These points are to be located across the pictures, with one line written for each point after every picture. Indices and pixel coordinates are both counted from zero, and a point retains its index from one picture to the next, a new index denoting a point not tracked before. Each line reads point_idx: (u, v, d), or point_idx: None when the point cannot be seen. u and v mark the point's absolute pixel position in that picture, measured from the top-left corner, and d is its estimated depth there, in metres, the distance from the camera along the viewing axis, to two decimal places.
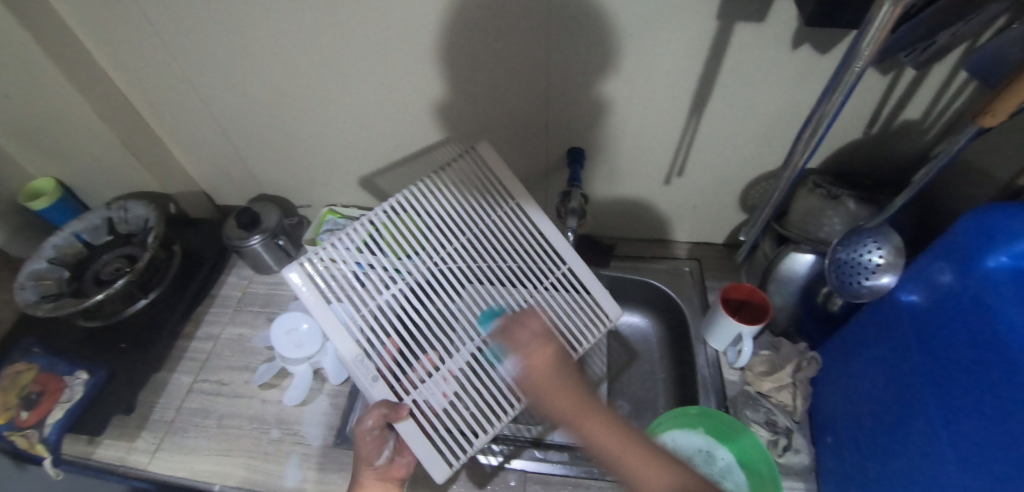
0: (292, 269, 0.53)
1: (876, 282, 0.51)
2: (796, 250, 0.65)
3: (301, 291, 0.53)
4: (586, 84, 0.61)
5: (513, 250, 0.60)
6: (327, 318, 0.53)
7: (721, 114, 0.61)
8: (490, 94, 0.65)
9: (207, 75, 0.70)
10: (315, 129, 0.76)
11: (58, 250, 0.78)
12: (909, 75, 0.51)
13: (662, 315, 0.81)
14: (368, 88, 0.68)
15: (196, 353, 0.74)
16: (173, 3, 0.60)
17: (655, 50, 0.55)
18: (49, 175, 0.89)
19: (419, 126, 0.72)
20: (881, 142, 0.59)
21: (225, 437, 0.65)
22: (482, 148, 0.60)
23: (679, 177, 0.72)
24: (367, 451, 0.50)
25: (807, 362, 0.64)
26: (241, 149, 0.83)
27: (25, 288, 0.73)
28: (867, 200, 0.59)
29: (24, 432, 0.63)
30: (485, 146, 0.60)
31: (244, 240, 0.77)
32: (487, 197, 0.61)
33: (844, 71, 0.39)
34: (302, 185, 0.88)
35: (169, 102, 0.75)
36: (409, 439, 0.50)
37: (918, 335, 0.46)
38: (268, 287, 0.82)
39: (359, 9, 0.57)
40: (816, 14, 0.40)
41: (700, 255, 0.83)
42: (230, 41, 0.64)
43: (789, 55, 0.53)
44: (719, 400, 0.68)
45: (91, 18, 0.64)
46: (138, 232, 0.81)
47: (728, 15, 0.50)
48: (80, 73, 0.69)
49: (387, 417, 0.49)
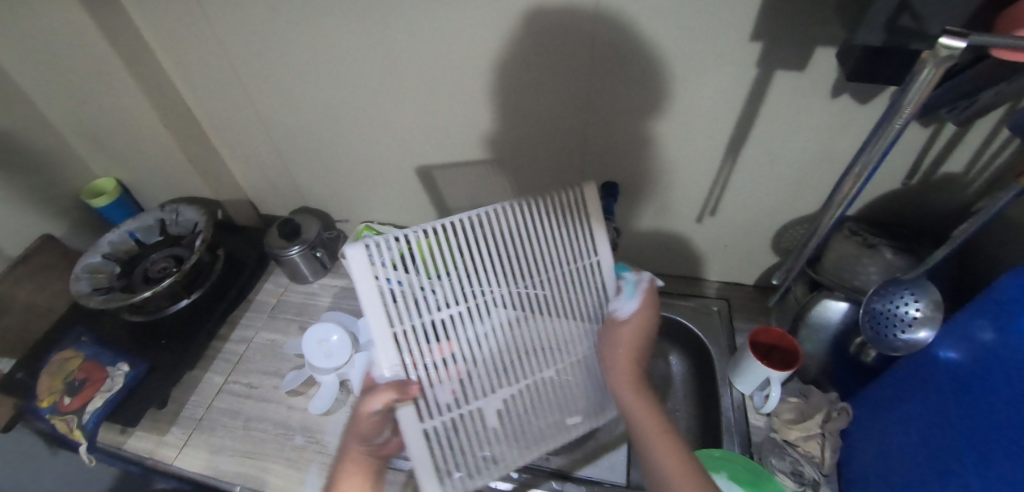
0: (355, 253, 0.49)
1: (913, 336, 0.50)
2: (829, 297, 0.64)
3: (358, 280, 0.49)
4: (626, 121, 0.63)
5: (574, 306, 0.60)
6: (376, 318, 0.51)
7: (757, 158, 0.63)
8: (532, 125, 0.68)
9: (267, 92, 0.75)
10: (362, 148, 0.80)
11: (113, 246, 0.83)
12: (951, 129, 0.51)
13: (689, 353, 0.81)
14: (416, 113, 0.71)
15: (229, 354, 0.77)
16: (247, 27, 0.65)
17: (694, 93, 0.57)
18: (112, 176, 0.96)
19: (461, 152, 0.76)
20: (921, 192, 0.59)
21: (250, 439, 0.67)
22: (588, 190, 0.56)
23: (711, 215, 0.73)
24: (366, 428, 0.52)
25: (838, 413, 0.62)
26: (290, 163, 0.87)
27: (81, 279, 0.77)
28: (905, 250, 0.58)
29: (65, 417, 0.66)
30: (591, 191, 0.56)
31: (284, 249, 0.80)
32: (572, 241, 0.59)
33: (885, 126, 0.41)
34: (342, 200, 0.92)
35: (229, 115, 0.81)
36: (410, 437, 0.52)
37: (956, 391, 0.45)
38: (302, 296, 0.85)
39: (416, 41, 0.61)
40: (857, 71, 0.42)
41: (729, 295, 0.83)
42: (293, 63, 0.69)
43: (828, 103, 0.54)
44: (744, 445, 0.66)
45: (171, 36, 0.70)
46: (187, 234, 0.85)
47: (769, 63, 0.52)
48: (154, 84, 0.75)
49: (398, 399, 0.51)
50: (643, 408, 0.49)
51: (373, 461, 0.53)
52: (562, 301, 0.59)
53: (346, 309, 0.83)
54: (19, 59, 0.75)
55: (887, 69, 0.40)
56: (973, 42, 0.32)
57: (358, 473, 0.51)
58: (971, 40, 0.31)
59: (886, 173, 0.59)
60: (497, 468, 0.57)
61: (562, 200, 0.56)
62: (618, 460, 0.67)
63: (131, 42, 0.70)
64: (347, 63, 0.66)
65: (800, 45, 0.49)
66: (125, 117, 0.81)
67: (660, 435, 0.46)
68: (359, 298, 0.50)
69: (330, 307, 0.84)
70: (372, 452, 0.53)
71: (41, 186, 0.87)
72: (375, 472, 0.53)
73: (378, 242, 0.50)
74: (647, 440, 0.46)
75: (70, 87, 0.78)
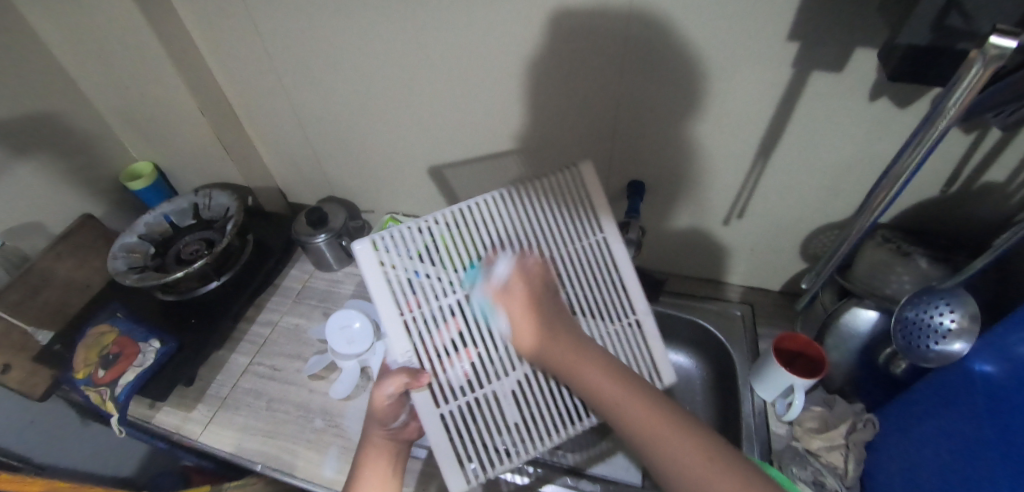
0: (362, 246, 0.53)
1: (946, 348, 0.49)
2: (859, 305, 0.63)
3: (366, 272, 0.53)
4: (656, 119, 0.63)
5: (586, 285, 0.60)
6: (384, 306, 0.53)
7: (788, 161, 0.62)
8: (561, 121, 0.69)
9: (301, 83, 0.76)
10: (390, 141, 0.81)
11: (148, 228, 0.86)
12: (995, 136, 0.50)
13: (709, 357, 0.80)
14: (445, 107, 0.72)
15: (255, 336, 0.79)
16: (285, 18, 0.67)
17: (726, 93, 0.57)
18: (150, 160, 0.99)
19: (488, 146, 0.76)
20: (960, 201, 0.58)
21: (272, 420, 0.68)
22: (585, 168, 0.57)
23: (738, 218, 0.72)
24: (384, 413, 0.55)
25: (864, 425, 0.61)
26: (319, 154, 0.89)
27: (117, 257, 0.80)
28: (941, 260, 0.57)
29: (98, 389, 0.67)
30: (588, 168, 0.57)
31: (311, 237, 0.82)
32: (577, 223, 0.59)
33: (928, 125, 0.39)
34: (369, 191, 0.94)
35: (263, 104, 0.83)
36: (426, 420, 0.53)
37: (993, 406, 0.44)
38: (326, 283, 0.87)
39: (449, 35, 0.62)
40: (899, 71, 0.41)
41: (752, 300, 0.82)
42: (328, 55, 0.70)
43: (866, 106, 0.53)
44: (764, 451, 0.65)
45: (212, 26, 0.72)
46: (219, 218, 0.88)
47: (806, 64, 0.51)
48: (194, 72, 0.78)
49: (408, 385, 0.53)
50: (609, 380, 0.48)
51: (394, 443, 0.56)
52: (569, 282, 0.59)
53: (368, 298, 0.85)
54: (70, 45, 0.79)
55: (933, 69, 0.39)
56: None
57: (380, 455, 0.55)
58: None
59: (923, 180, 0.57)
60: (519, 458, 0.54)
61: (557, 178, 0.58)
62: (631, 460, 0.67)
63: (174, 30, 0.72)
64: (381, 56, 0.68)
65: (840, 46, 0.49)
66: (166, 103, 0.84)
67: (655, 425, 0.42)
68: (368, 286, 0.53)
69: (353, 295, 0.85)
70: (392, 436, 0.56)
71: (85, 167, 0.91)
72: (396, 453, 0.56)
73: (381, 234, 0.54)
74: (648, 439, 0.42)
75: (115, 72, 0.81)
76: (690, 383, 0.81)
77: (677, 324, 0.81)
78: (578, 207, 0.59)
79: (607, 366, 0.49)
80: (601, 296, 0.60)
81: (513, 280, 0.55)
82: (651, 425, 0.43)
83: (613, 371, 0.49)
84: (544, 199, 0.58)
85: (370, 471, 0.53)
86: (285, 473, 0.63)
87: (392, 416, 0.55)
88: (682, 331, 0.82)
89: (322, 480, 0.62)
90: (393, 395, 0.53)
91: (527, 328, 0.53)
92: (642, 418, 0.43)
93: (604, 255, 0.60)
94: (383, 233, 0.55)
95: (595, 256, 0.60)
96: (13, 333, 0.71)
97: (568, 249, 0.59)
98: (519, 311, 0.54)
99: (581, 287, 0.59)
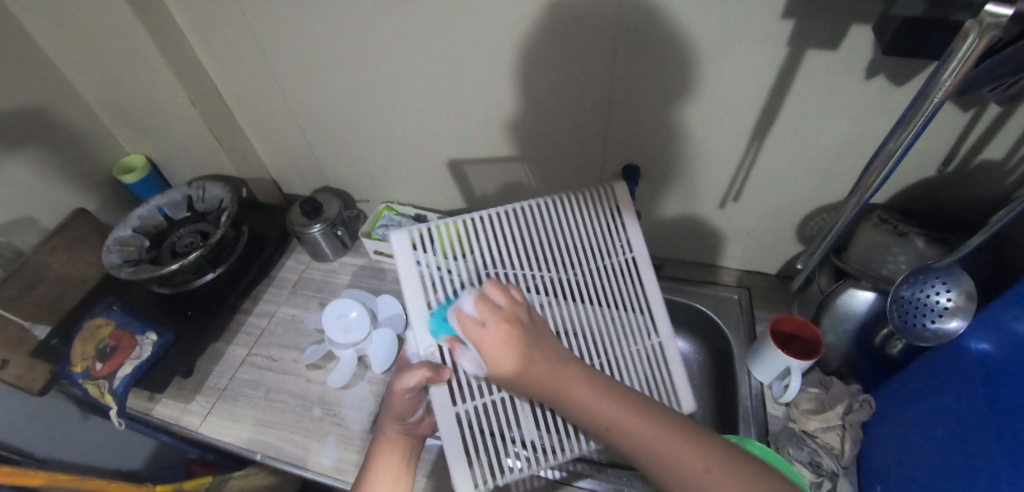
0: (400, 235, 0.55)
1: (942, 326, 0.49)
2: (855, 286, 0.63)
3: (400, 259, 0.55)
4: (650, 102, 0.62)
5: (612, 300, 0.59)
6: (413, 296, 0.54)
7: (784, 142, 0.61)
8: (555, 106, 0.68)
9: (290, 72, 0.75)
10: (382, 129, 0.81)
11: (141, 221, 0.85)
12: (993, 112, 0.49)
13: (707, 341, 0.80)
14: (437, 93, 0.71)
15: (252, 328, 0.79)
16: (272, 6, 0.65)
17: (721, 73, 0.56)
18: (141, 153, 0.98)
19: (482, 133, 0.76)
20: (958, 180, 0.57)
21: (271, 410, 0.69)
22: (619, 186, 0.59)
23: (734, 201, 0.72)
24: (401, 407, 0.54)
25: (860, 405, 0.61)
26: (313, 144, 0.88)
27: (112, 251, 0.79)
28: (937, 240, 0.56)
29: (97, 382, 0.68)
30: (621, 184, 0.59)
31: (306, 227, 0.82)
32: (608, 239, 0.60)
33: (918, 103, 0.39)
34: (363, 181, 0.93)
35: (254, 94, 0.82)
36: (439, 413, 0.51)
37: (985, 381, 0.44)
38: (322, 274, 0.87)
39: (439, 19, 0.61)
40: (895, 47, 0.40)
41: (749, 284, 0.81)
42: (316, 42, 0.69)
43: (862, 85, 0.52)
44: (760, 433, 0.66)
45: (198, 15, 0.71)
46: (212, 211, 0.87)
47: (801, 42, 0.51)
48: (181, 62, 0.76)
49: (430, 379, 0.51)
50: (601, 400, 0.42)
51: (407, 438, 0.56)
52: (595, 297, 0.59)
53: (365, 287, 0.85)
54: (55, 36, 0.78)
55: (928, 42, 0.39)
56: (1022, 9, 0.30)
57: (393, 449, 0.54)
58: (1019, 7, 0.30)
59: (920, 159, 0.57)
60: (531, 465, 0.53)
61: (592, 192, 0.60)
62: None
63: (160, 20, 0.71)
64: (370, 41, 0.66)
65: (835, 23, 0.48)
66: (155, 95, 0.83)
67: (657, 442, 0.39)
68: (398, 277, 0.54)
69: (349, 285, 0.85)
70: (407, 431, 0.55)
71: (76, 160, 0.90)
72: (409, 450, 0.55)
73: (416, 228, 0.56)
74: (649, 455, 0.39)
75: (102, 63, 0.80)
76: (687, 367, 0.81)
77: (674, 309, 0.81)
78: (609, 221, 0.60)
79: (591, 381, 0.44)
80: (626, 312, 0.59)
81: (485, 315, 0.48)
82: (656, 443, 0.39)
83: (600, 385, 0.44)
84: (578, 210, 0.60)
85: (382, 465, 0.52)
86: (285, 462, 0.64)
87: (408, 411, 0.55)
88: (678, 315, 0.82)
89: (322, 468, 0.62)
90: (412, 389, 0.52)
91: (508, 360, 0.46)
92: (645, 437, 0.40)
93: (632, 275, 0.60)
94: (421, 229, 0.57)
95: (622, 273, 0.60)
96: (9, 328, 0.71)
97: (596, 262, 0.59)
98: (495, 340, 0.46)
99: (608, 303, 0.59)
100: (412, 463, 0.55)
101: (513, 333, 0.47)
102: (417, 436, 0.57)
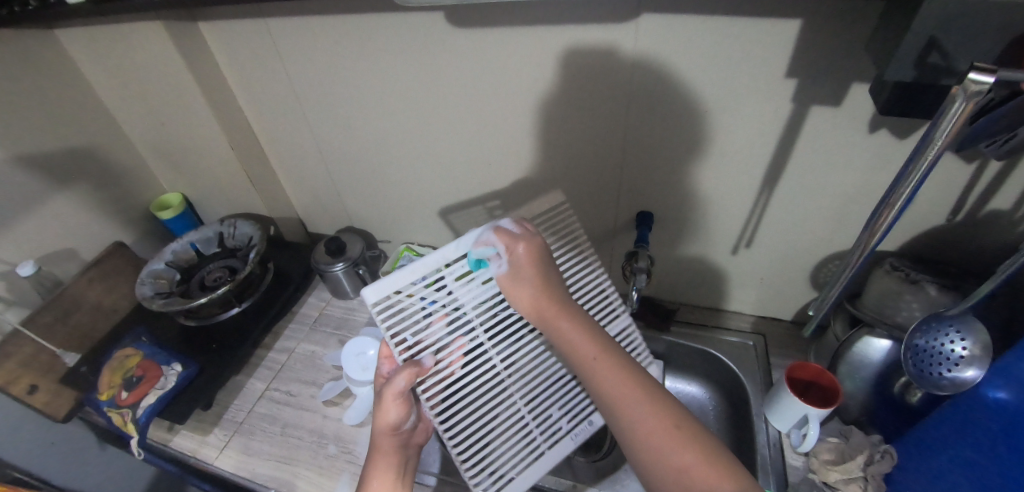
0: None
1: (959, 374, 0.48)
2: (870, 333, 0.65)
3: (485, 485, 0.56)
4: (664, 154, 0.66)
5: None
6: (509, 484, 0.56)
7: (792, 192, 0.65)
8: (574, 157, 0.72)
9: (326, 123, 0.81)
10: (406, 175, 0.85)
11: (175, 255, 0.90)
12: (997, 164, 0.53)
13: (720, 387, 0.81)
14: (461, 143, 0.76)
15: (272, 362, 0.82)
16: (314, 64, 0.72)
17: (727, 127, 0.61)
18: (179, 191, 1.04)
19: (499, 182, 0.80)
20: (967, 229, 0.60)
21: (286, 445, 0.70)
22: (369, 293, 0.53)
23: (747, 247, 0.74)
24: (387, 414, 0.55)
25: (882, 456, 0.60)
26: (341, 188, 0.93)
27: (145, 283, 0.84)
28: (949, 287, 0.58)
29: (121, 410, 0.71)
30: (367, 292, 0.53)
31: (329, 265, 0.86)
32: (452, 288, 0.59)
33: (915, 159, 0.40)
34: (387, 223, 0.97)
35: (291, 142, 0.88)
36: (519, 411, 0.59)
37: (1003, 439, 0.44)
38: (342, 312, 0.90)
39: (465, 80, 0.67)
40: (892, 105, 0.44)
41: (764, 330, 0.82)
42: (351, 96, 0.75)
43: (867, 137, 0.56)
44: (780, 483, 0.64)
45: (246, 72, 0.78)
46: (242, 247, 0.91)
47: (806, 99, 0.55)
48: (225, 113, 0.82)
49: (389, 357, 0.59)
50: None
51: (402, 448, 0.57)
52: None
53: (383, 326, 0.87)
54: (115, 84, 0.85)
55: (921, 102, 0.42)
56: (1002, 78, 0.33)
57: (387, 459, 0.55)
58: (1000, 76, 0.33)
59: (931, 206, 0.60)
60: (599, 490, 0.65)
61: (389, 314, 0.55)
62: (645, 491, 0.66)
63: (208, 73, 0.77)
64: (402, 97, 0.72)
65: (836, 83, 0.52)
66: (197, 139, 0.89)
67: None
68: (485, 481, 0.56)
69: (368, 323, 0.88)
70: (401, 441, 0.56)
71: (119, 197, 0.96)
72: (405, 457, 0.57)
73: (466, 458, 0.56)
74: None
75: (153, 109, 0.87)
76: (702, 413, 0.82)
77: (688, 354, 0.82)
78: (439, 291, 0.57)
79: None
80: None
81: None
82: (621, 388, 0.44)
83: None
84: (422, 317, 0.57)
85: (379, 477, 0.54)
86: None
87: (401, 452, 0.56)
88: (694, 360, 0.83)
89: None
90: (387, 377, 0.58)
91: None
92: (610, 375, 0.46)
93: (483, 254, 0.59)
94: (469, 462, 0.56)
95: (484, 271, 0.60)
96: (42, 355, 0.75)
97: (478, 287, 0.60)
98: None
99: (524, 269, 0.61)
100: (412, 477, 0.57)
101: (535, 256, 0.56)
102: (414, 443, 0.59)
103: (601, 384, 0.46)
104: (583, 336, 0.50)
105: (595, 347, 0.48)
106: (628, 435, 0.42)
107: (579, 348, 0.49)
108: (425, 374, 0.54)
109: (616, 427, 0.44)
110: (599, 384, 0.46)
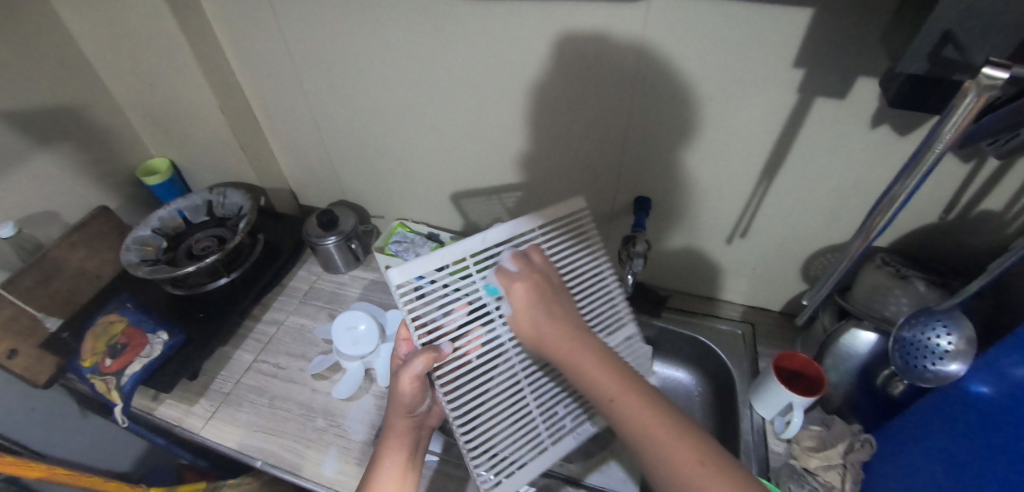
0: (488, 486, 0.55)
1: (943, 368, 0.50)
2: (857, 326, 0.65)
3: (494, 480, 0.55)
4: (665, 140, 0.66)
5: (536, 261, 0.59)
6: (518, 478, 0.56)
7: (790, 183, 0.65)
8: (575, 139, 0.71)
9: (322, 92, 0.79)
10: (402, 149, 0.84)
11: (162, 222, 0.87)
12: (993, 165, 0.53)
13: (708, 373, 0.82)
14: (461, 119, 0.75)
15: (260, 334, 0.81)
16: (310, 28, 0.69)
17: (731, 116, 0.60)
18: (166, 157, 1.02)
19: (498, 163, 0.79)
20: (958, 229, 0.61)
21: (274, 417, 0.69)
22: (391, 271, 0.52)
23: (742, 237, 0.74)
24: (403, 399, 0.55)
25: (861, 444, 0.61)
26: (336, 161, 0.92)
27: (130, 250, 0.81)
28: (938, 283, 0.59)
29: (104, 377, 0.69)
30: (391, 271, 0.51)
31: (321, 238, 0.84)
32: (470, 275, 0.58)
33: (920, 155, 0.40)
34: (381, 198, 0.96)
35: (284, 109, 0.85)
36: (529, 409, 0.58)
37: (979, 430, 0.44)
38: (333, 285, 0.89)
39: (467, 54, 0.65)
40: (900, 99, 0.43)
41: (753, 319, 0.84)
42: (348, 66, 0.73)
43: (867, 131, 0.55)
44: (762, 468, 0.66)
45: (238, 34, 0.75)
46: (231, 217, 0.89)
47: (810, 90, 0.54)
48: (216, 77, 0.80)
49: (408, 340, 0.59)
50: None
51: (415, 431, 0.58)
52: None
53: (374, 301, 0.86)
54: (102, 42, 0.82)
55: (930, 96, 0.42)
56: (1015, 74, 0.32)
57: (398, 442, 0.56)
58: (1013, 71, 0.32)
59: (926, 204, 0.60)
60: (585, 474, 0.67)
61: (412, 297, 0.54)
62: (629, 473, 0.68)
63: (200, 33, 0.74)
64: (402, 69, 0.70)
65: (843, 74, 0.52)
66: (188, 104, 0.86)
67: None
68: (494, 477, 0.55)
69: (359, 298, 0.87)
70: (414, 424, 0.57)
71: (103, 160, 0.93)
72: (416, 439, 0.58)
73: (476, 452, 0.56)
74: None
75: (141, 70, 0.84)
76: (689, 399, 0.83)
77: (677, 341, 0.83)
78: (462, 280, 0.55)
79: None
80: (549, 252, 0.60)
81: None
82: (649, 424, 0.42)
83: None
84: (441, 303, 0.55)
85: (390, 461, 0.54)
86: (285, 470, 0.64)
87: (413, 434, 0.57)
88: (682, 346, 0.84)
89: (321, 479, 0.63)
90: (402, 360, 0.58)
91: None
92: (634, 409, 0.44)
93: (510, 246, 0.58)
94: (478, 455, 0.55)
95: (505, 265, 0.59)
96: (22, 318, 0.73)
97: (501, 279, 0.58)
98: None
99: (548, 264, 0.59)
100: (423, 458, 0.58)
101: (535, 291, 0.53)
102: (426, 426, 0.60)
103: (623, 424, 0.44)
104: (592, 364, 0.48)
105: (618, 386, 0.46)
106: (655, 466, 0.41)
107: (598, 385, 0.47)
108: (442, 360, 0.54)
109: (642, 460, 0.42)
110: (627, 423, 0.44)
